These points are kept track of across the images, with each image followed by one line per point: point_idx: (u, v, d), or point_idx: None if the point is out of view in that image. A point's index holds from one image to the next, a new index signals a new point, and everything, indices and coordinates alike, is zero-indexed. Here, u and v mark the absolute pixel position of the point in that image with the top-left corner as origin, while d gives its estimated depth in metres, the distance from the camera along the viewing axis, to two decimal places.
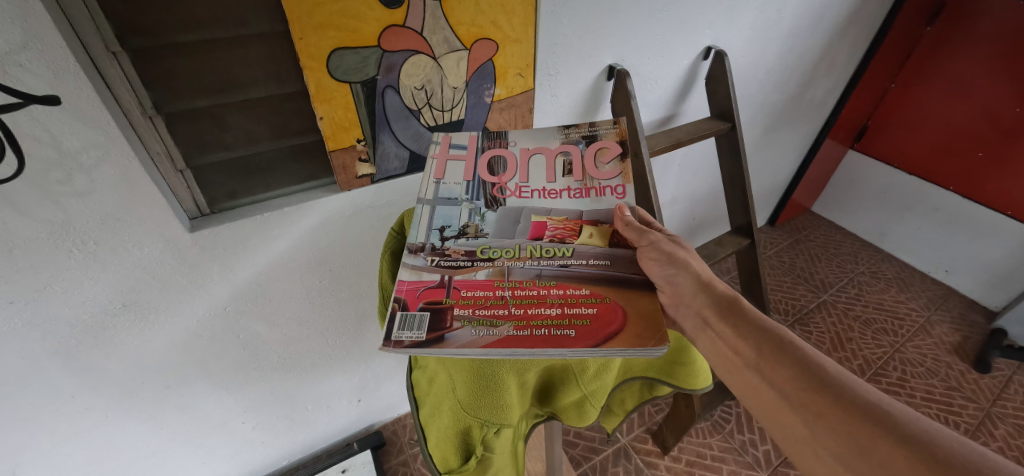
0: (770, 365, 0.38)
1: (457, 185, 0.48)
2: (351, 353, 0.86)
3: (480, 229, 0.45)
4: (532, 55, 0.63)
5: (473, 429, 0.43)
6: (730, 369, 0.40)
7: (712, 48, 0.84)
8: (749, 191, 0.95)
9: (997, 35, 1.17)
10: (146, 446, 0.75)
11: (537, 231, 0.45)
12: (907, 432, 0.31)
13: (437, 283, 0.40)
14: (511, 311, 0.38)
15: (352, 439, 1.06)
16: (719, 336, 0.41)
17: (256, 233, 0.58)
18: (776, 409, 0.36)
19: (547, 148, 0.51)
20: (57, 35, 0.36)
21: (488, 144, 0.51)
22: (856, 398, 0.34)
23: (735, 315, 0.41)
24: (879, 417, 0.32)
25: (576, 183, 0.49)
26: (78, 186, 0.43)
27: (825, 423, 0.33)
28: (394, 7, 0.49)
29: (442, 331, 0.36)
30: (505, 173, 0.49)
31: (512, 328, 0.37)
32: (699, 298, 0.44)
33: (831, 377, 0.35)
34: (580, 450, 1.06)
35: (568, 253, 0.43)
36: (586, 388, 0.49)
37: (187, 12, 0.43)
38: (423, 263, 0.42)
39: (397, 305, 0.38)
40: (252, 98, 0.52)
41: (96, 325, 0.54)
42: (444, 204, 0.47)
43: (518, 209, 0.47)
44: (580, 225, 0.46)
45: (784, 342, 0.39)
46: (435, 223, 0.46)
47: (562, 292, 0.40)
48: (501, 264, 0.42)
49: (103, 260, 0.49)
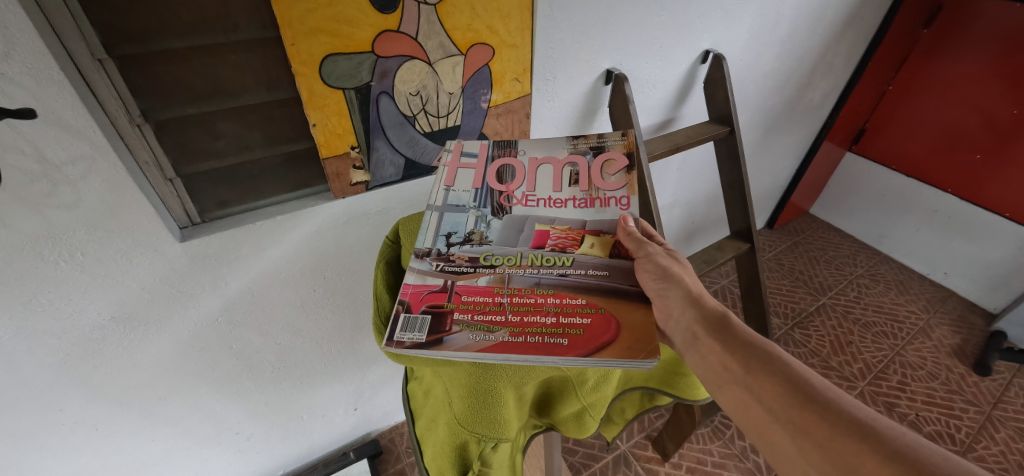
0: (757, 381, 0.37)
1: (465, 192, 0.47)
2: (347, 361, 0.85)
3: (485, 236, 0.44)
4: (529, 60, 0.62)
5: (470, 444, 0.42)
6: (719, 384, 0.39)
7: (711, 51, 0.84)
8: (749, 195, 0.95)
9: (994, 37, 1.17)
10: (140, 458, 0.74)
11: (540, 239, 0.44)
12: (895, 448, 0.30)
13: (440, 287, 0.39)
14: (508, 318, 0.37)
15: (348, 448, 1.05)
16: (707, 351, 0.40)
17: (248, 242, 0.57)
18: (764, 425, 0.36)
19: (556, 159, 0.50)
20: (40, 44, 0.34)
21: (499, 153, 0.50)
22: (844, 414, 0.33)
23: (724, 331, 0.40)
24: (868, 433, 0.31)
25: (581, 193, 0.48)
26: (64, 197, 0.42)
27: (812, 440, 0.33)
28: (389, 12, 0.48)
29: (440, 334, 0.35)
30: (513, 182, 0.48)
31: (507, 334, 0.36)
32: (688, 313, 0.42)
33: (818, 392, 0.35)
34: (580, 457, 1.05)
35: (568, 262, 0.43)
36: (586, 400, 0.48)
37: (174, 18, 0.42)
38: (428, 268, 0.41)
39: (400, 306, 0.37)
40: (243, 105, 0.51)
41: (85, 337, 0.53)
42: (453, 211, 0.46)
43: (523, 218, 0.46)
44: (582, 235, 0.45)
45: (771, 357, 0.38)
46: (443, 229, 0.45)
47: (559, 301, 0.39)
48: (502, 271, 0.41)
49: (91, 272, 0.48)
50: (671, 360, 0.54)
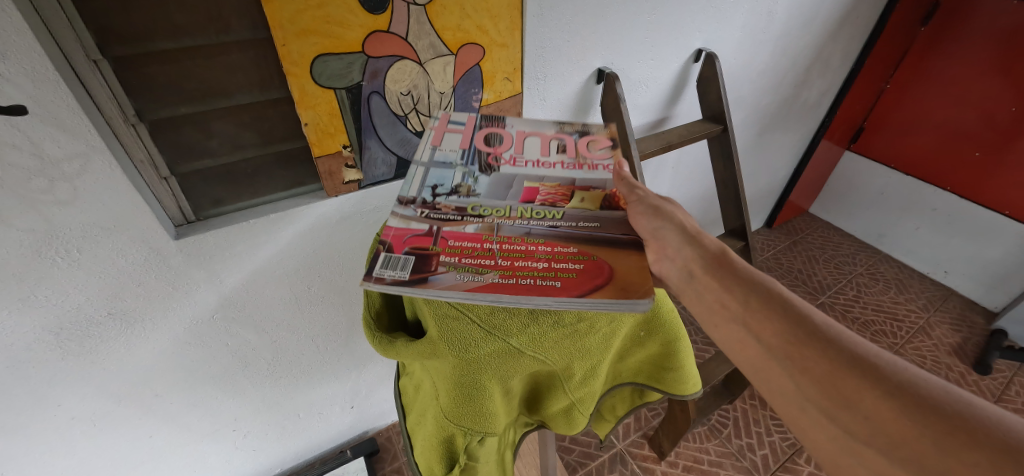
0: (756, 319, 0.35)
1: (453, 151, 0.48)
2: (343, 360, 0.86)
3: (471, 189, 0.43)
4: (519, 60, 0.63)
5: (456, 437, 0.42)
6: (714, 320, 0.37)
7: (703, 50, 0.85)
8: (742, 194, 0.95)
9: (996, 34, 1.16)
10: (139, 453, 0.75)
11: (528, 195, 0.44)
12: (900, 384, 0.28)
13: (425, 232, 0.38)
14: (497, 262, 0.36)
15: (345, 446, 1.06)
16: (703, 288, 0.38)
17: (242, 240, 0.58)
18: (760, 362, 0.34)
19: (542, 133, 0.51)
20: (35, 46, 0.35)
21: (486, 124, 0.52)
22: (849, 351, 0.31)
23: (723, 269, 0.38)
24: (875, 372, 0.29)
25: (569, 159, 0.48)
26: (60, 195, 0.43)
27: (811, 378, 0.31)
28: (378, 12, 0.49)
29: (425, 273, 0.34)
30: (500, 146, 0.49)
31: (497, 276, 0.34)
32: (685, 249, 0.40)
33: (822, 329, 0.33)
34: (575, 456, 1.05)
35: (558, 215, 0.42)
36: (574, 396, 0.48)
37: (166, 19, 0.43)
38: (411, 213, 0.40)
39: (380, 246, 0.35)
40: (234, 105, 0.51)
41: (82, 333, 0.54)
42: (438, 167, 0.45)
43: (511, 176, 0.45)
44: (571, 191, 0.44)
45: (772, 293, 0.36)
46: (428, 181, 0.44)
47: (549, 249, 0.38)
48: (490, 221, 0.40)
49: (88, 268, 0.49)
50: (660, 355, 0.54)
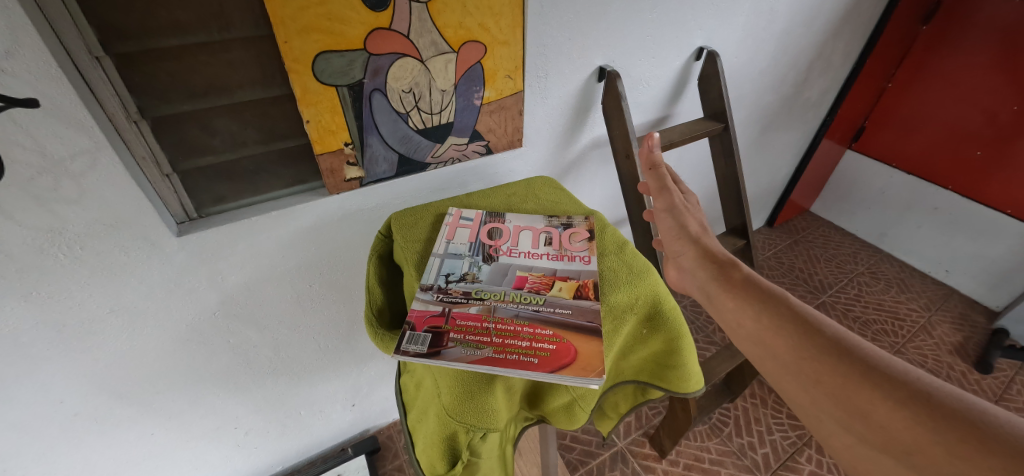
0: (772, 336, 0.41)
1: (463, 244, 0.51)
2: (344, 357, 0.86)
3: (476, 276, 0.47)
4: (521, 58, 0.63)
5: (459, 435, 0.42)
6: (737, 338, 0.45)
7: (704, 48, 0.84)
8: (743, 192, 0.95)
9: (997, 33, 1.16)
10: (140, 450, 0.75)
11: (519, 282, 0.47)
12: (906, 393, 0.32)
13: (439, 312, 0.42)
14: (492, 339, 0.40)
15: (346, 444, 1.06)
16: (724, 309, 0.46)
17: (244, 238, 0.58)
18: (779, 376, 0.40)
19: (535, 227, 0.55)
20: (40, 44, 0.36)
21: (490, 219, 0.56)
22: (857, 363, 0.36)
23: (739, 290, 0.46)
24: (883, 381, 0.34)
25: (553, 251, 0.52)
26: (65, 192, 0.43)
27: (825, 389, 0.36)
28: (380, 9, 0.49)
29: (439, 347, 0.38)
30: (500, 238, 0.53)
31: (492, 351, 0.39)
32: (703, 271, 0.50)
33: (834, 344, 0.38)
34: (576, 454, 1.05)
35: (540, 301, 0.44)
36: (575, 391, 0.49)
37: (169, 17, 0.43)
38: (429, 297, 0.44)
39: (405, 326, 0.41)
40: (237, 102, 0.52)
41: (83, 329, 0.54)
42: (451, 258, 0.49)
43: (506, 265, 0.49)
44: (553, 280, 0.47)
45: (786, 312, 0.42)
46: (443, 271, 0.48)
47: (533, 330, 0.41)
48: (489, 303, 0.44)
49: (90, 265, 0.49)
50: (662, 352, 0.53)
